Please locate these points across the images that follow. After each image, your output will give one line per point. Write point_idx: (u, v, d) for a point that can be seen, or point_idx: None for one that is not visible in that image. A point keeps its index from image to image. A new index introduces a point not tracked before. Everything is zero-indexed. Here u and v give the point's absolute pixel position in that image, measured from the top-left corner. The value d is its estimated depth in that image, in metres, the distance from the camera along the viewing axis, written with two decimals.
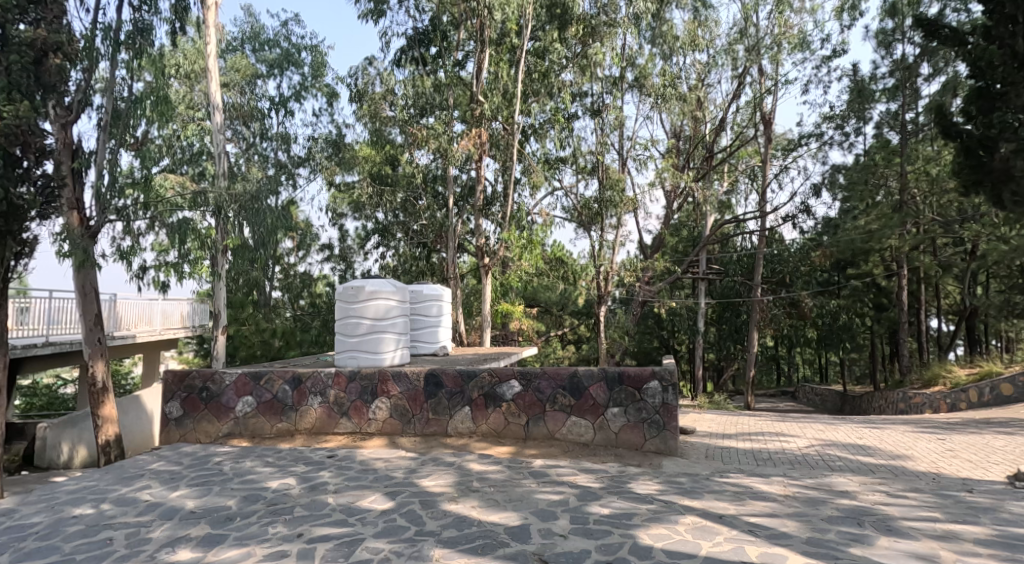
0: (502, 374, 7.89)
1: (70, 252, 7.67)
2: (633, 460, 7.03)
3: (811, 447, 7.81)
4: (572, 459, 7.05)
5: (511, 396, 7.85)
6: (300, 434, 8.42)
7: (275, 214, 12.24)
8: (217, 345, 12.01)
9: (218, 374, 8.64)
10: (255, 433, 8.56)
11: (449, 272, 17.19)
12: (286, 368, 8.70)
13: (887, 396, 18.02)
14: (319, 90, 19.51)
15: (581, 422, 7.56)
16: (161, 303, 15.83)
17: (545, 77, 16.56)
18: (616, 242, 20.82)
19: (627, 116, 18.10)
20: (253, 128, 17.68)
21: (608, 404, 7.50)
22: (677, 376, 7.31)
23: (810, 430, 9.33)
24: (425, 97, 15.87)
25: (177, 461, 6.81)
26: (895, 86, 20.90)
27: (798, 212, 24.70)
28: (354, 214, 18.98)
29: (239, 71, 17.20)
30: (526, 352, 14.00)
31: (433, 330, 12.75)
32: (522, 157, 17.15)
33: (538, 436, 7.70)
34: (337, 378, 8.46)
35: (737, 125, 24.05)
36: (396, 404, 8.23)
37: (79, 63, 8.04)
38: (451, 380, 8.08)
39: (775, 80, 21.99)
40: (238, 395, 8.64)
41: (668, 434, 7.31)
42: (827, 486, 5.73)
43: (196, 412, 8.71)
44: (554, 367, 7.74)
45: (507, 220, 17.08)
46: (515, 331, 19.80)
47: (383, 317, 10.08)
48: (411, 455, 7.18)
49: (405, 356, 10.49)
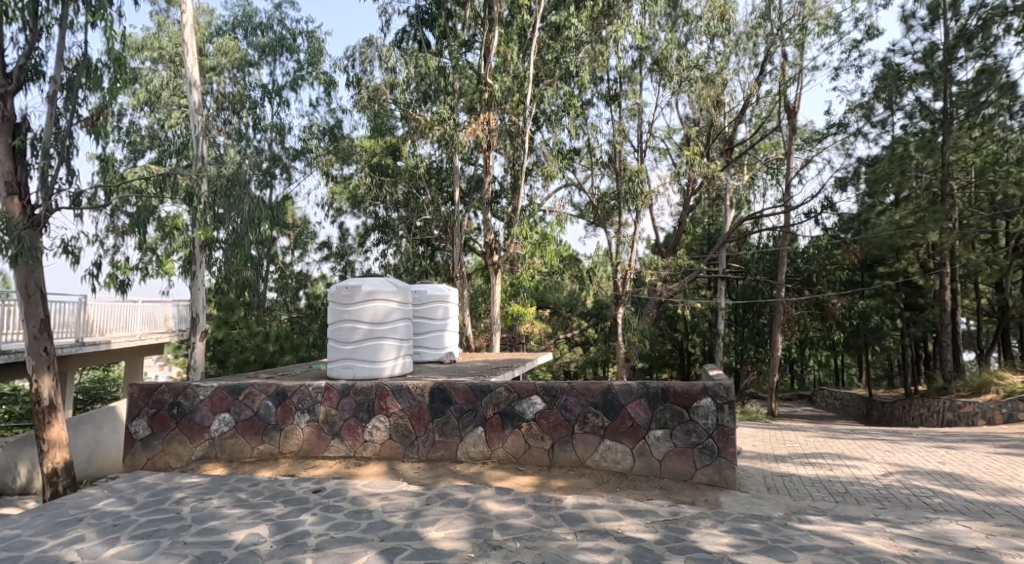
0: (521, 389, 6.68)
1: (6, 243, 6.52)
2: (684, 495, 5.80)
3: (892, 478, 6.56)
4: (610, 495, 5.82)
5: (532, 415, 6.62)
6: (285, 458, 7.21)
7: (256, 200, 10.81)
8: (194, 354, 10.73)
9: (191, 388, 7.46)
10: (233, 456, 7.33)
11: (457, 272, 16.06)
12: (270, 381, 7.52)
13: (929, 404, 16.68)
14: (316, 79, 18.35)
15: (618, 448, 6.34)
16: (140, 306, 14.67)
17: (559, 59, 15.13)
18: (634, 240, 19.55)
19: (646, 103, 16.92)
20: (245, 118, 16.50)
21: (649, 426, 6.27)
22: (734, 393, 6.08)
23: (878, 452, 8.06)
24: (429, 81, 14.41)
25: (130, 497, 5.59)
26: (927, 71, 19.75)
27: (821, 208, 23.38)
28: (354, 210, 17.80)
29: (227, 54, 15.95)
30: (541, 358, 12.77)
31: (438, 335, 11.57)
32: (533, 147, 15.91)
33: (566, 463, 6.47)
34: (328, 393, 7.25)
35: (756, 118, 22.87)
36: (396, 423, 7.01)
37: (17, 24, 6.87)
38: (461, 396, 6.86)
39: (801, 66, 20.74)
40: (214, 412, 7.43)
41: (724, 463, 6.08)
42: (948, 540, 4.50)
43: (165, 431, 7.48)
44: (584, 381, 6.52)
45: (518, 214, 15.85)
46: (525, 334, 18.49)
47: (382, 321, 8.88)
48: (414, 489, 5.95)
49: (408, 364, 9.32)
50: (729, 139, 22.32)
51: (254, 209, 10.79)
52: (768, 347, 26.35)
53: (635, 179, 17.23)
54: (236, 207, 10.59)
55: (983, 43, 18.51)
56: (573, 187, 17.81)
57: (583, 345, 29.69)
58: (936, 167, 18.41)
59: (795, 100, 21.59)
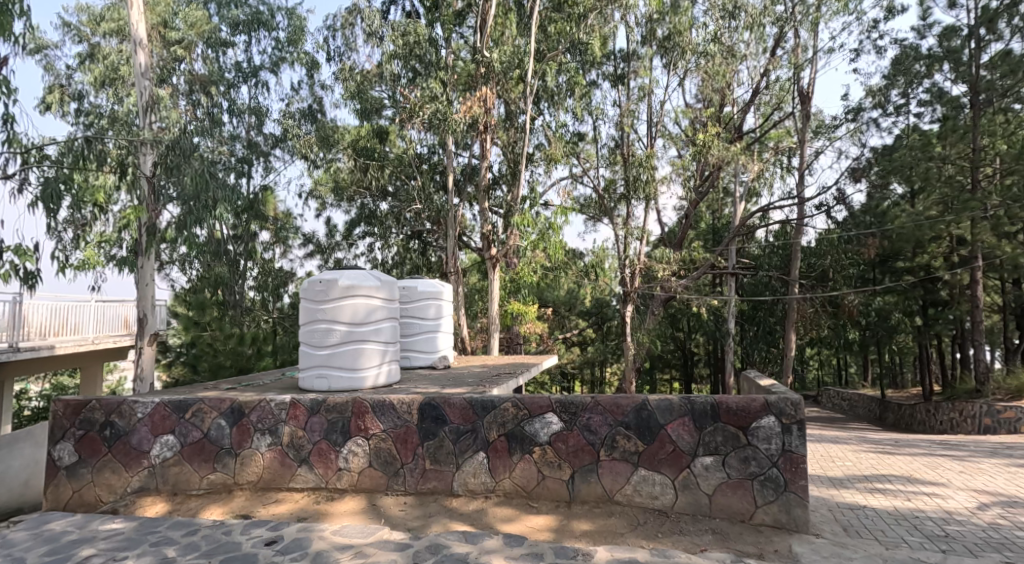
0: (532, 404, 5.38)
1: None
2: (747, 545, 4.52)
3: (993, 514, 5.29)
4: (653, 547, 4.52)
5: (545, 438, 5.32)
6: (242, 490, 5.87)
7: (198, 173, 10.03)
8: (140, 360, 9.53)
9: (128, 405, 6.12)
10: (179, 487, 5.98)
11: (451, 268, 14.94)
12: (224, 396, 6.17)
13: (960, 408, 15.40)
14: (298, 59, 16.98)
15: (655, 479, 5.04)
16: (92, 307, 13.29)
17: (565, 34, 13.82)
18: (640, 233, 18.30)
19: (655, 84, 15.72)
20: (218, 99, 15.23)
21: (695, 452, 4.97)
22: (804, 410, 4.79)
23: (955, 474, 6.78)
24: (419, 51, 12.98)
25: (19, 558, 4.28)
26: (944, 54, 18.68)
27: (833, 201, 22.18)
28: (339, 202, 16.47)
29: (194, 27, 14.51)
30: (546, 361, 11.45)
31: (430, 336, 10.25)
32: (535, 130, 14.64)
33: (590, 498, 5.16)
34: (294, 410, 5.90)
35: (764, 106, 21.78)
36: (377, 447, 5.68)
37: None
38: (457, 414, 5.55)
39: (816, 48, 19.65)
40: (156, 434, 6.08)
41: (792, 499, 4.76)
42: None
43: (96, 457, 6.11)
44: (611, 395, 5.26)
45: (516, 204, 14.56)
46: (523, 335, 17.26)
47: (363, 322, 7.54)
48: (399, 538, 4.65)
49: (394, 372, 8.02)
50: (738, 127, 21.13)
51: (199, 182, 10.03)
52: (778, 347, 25.19)
53: (645, 164, 15.84)
54: (179, 176, 9.97)
55: (1013, 22, 17.30)
56: (576, 177, 16.55)
57: (582, 346, 28.34)
58: (965, 152, 17.18)
59: (808, 86, 20.46)
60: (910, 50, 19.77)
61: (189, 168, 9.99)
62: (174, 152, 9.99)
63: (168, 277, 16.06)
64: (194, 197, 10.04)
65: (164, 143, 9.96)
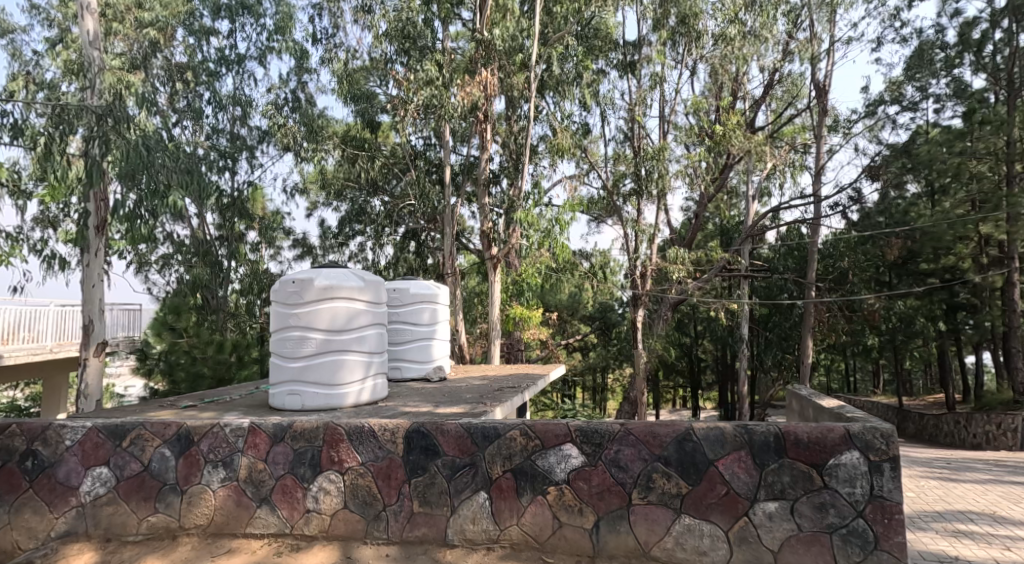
0: (546, 433, 4.33)
1: None
2: None
3: None
4: None
5: (564, 476, 4.26)
6: (190, 537, 4.78)
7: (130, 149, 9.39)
8: (86, 375, 9.49)
9: (53, 430, 5.05)
10: (113, 532, 4.89)
11: (449, 268, 13.95)
12: (171, 420, 5.10)
13: (998, 421, 14.84)
14: (285, 49, 15.93)
15: (703, 530, 3.96)
16: (50, 313, 12.30)
17: (573, 16, 12.80)
18: (650, 232, 17.29)
19: (666, 72, 14.68)
20: (201, 90, 14.33)
21: (755, 496, 3.90)
22: (896, 443, 3.73)
23: None
24: (411, 32, 11.93)
25: None
26: (964, 44, 17.77)
27: (850, 201, 21.09)
28: (330, 199, 15.45)
29: (170, 9, 13.54)
30: (553, 372, 10.35)
31: (424, 345, 9.20)
32: (539, 118, 13.62)
33: (619, 552, 4.08)
34: (253, 437, 4.83)
35: (776, 102, 20.77)
36: (353, 485, 4.60)
37: None
38: (452, 445, 4.50)
39: (832, 38, 18.64)
40: (86, 466, 5.00)
41: (884, 560, 3.66)
42: None
43: (14, 495, 5.04)
44: (645, 423, 4.20)
45: (518, 199, 13.54)
46: (525, 340, 16.22)
47: (344, 329, 6.47)
48: None
49: (380, 387, 6.96)
50: (751, 123, 20.15)
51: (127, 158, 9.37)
52: (792, 354, 24.08)
53: (658, 159, 14.73)
54: (108, 153, 9.49)
55: None
56: (583, 172, 15.58)
57: (584, 352, 27.30)
58: (996, 147, 16.16)
59: (824, 79, 19.46)
60: (933, 40, 18.73)
61: (122, 145, 9.45)
62: (106, 122, 9.48)
63: (146, 280, 15.04)
64: (133, 177, 9.63)
65: (97, 113, 9.35)
